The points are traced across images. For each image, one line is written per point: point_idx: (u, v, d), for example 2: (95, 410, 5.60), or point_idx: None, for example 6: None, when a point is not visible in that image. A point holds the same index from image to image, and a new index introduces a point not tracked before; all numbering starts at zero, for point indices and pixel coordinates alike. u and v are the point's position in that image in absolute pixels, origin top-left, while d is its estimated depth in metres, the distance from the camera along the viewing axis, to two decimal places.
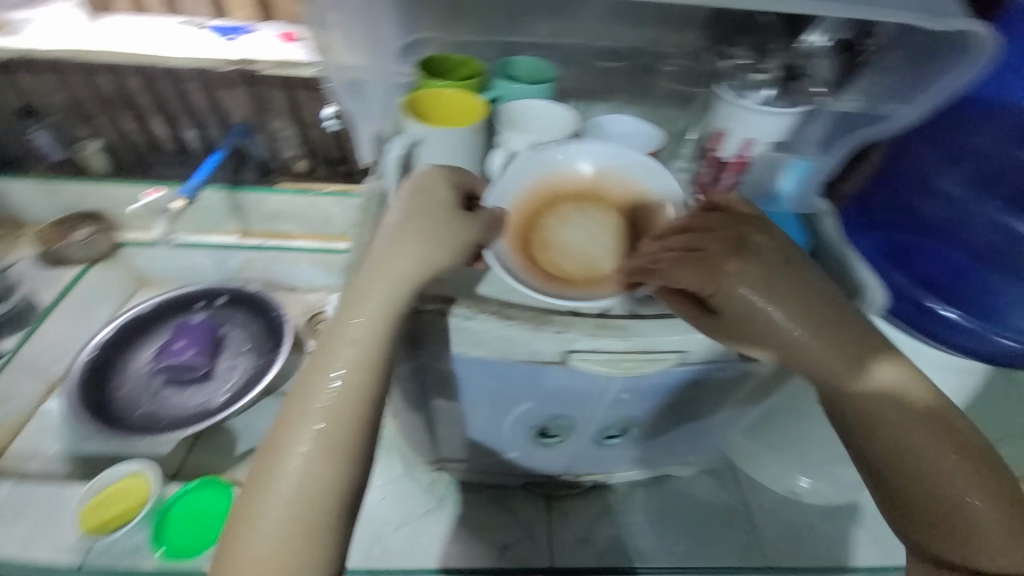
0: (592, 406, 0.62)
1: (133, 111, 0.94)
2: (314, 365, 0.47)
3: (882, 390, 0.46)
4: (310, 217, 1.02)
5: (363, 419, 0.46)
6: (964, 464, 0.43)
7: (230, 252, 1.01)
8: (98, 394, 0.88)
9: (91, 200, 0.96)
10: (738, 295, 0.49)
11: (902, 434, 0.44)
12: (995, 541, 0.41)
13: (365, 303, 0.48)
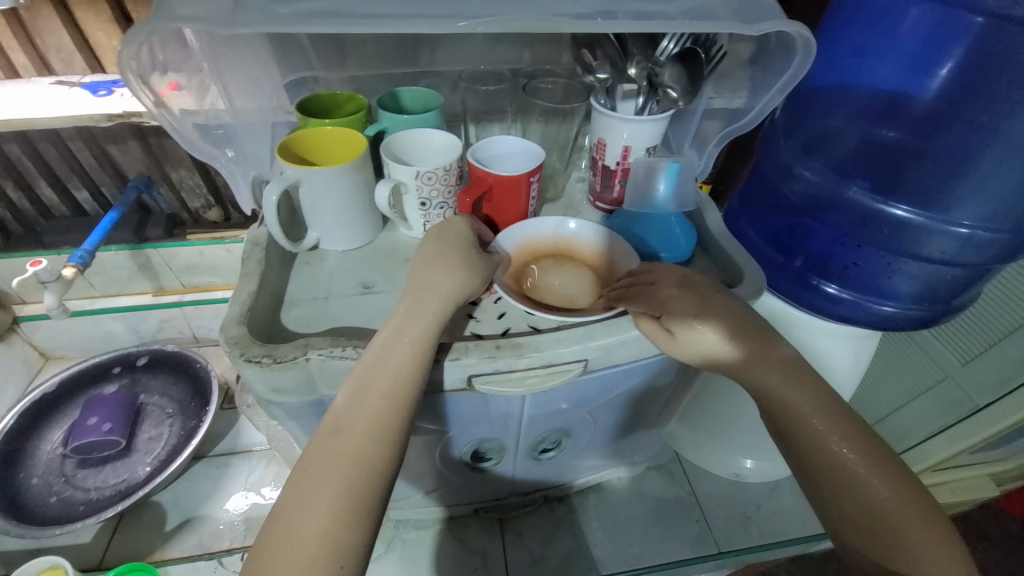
0: (514, 427, 0.64)
1: (17, 180, 0.96)
2: (348, 408, 0.48)
3: (823, 410, 0.51)
4: (226, 267, 1.11)
5: (365, 472, 0.45)
6: (893, 474, 0.48)
7: (144, 313, 1.12)
8: (7, 486, 0.89)
9: None
10: (686, 314, 0.54)
11: (822, 442, 0.50)
12: (925, 545, 0.45)
13: (400, 339, 0.50)
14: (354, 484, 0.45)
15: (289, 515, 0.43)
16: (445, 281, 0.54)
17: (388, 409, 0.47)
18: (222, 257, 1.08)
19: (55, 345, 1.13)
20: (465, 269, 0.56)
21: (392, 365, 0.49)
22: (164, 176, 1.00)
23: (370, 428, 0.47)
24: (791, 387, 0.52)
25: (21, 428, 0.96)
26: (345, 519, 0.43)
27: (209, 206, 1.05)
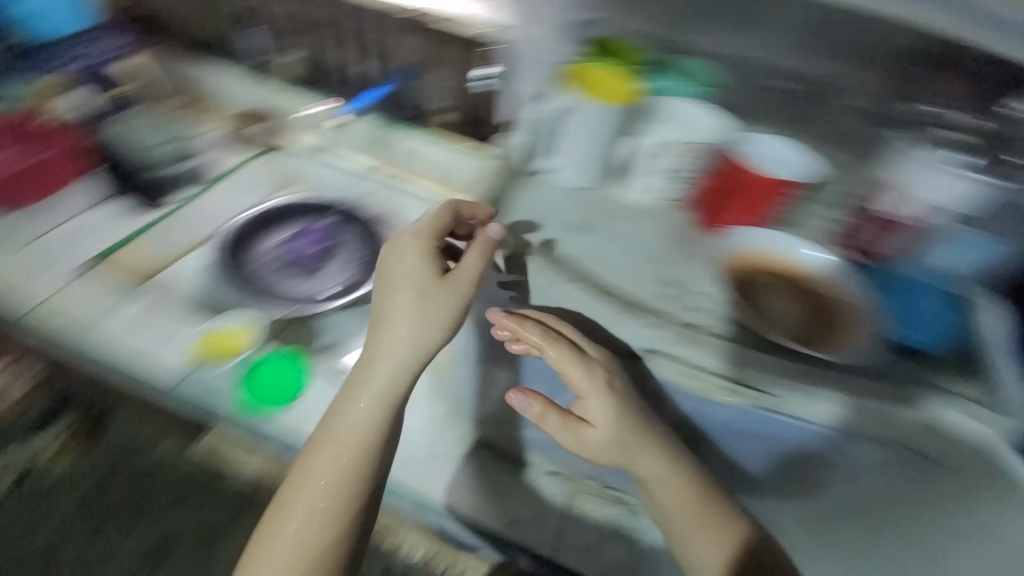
0: (647, 415, 0.70)
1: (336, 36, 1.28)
2: (315, 468, 0.70)
3: (703, 512, 0.72)
4: (440, 165, 1.31)
5: (346, 477, 0.69)
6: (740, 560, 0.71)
7: (362, 179, 1.31)
8: (240, 260, 1.18)
9: (285, 102, 1.37)
10: (599, 413, 0.69)
11: (684, 521, 0.72)
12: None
13: (384, 345, 0.72)
14: (329, 476, 0.69)
15: (267, 566, 0.67)
16: (406, 300, 0.70)
17: (359, 450, 0.70)
18: (439, 152, 1.30)
19: None
20: (410, 305, 0.70)
21: (359, 411, 0.71)
22: (423, 76, 1.27)
23: (353, 446, 0.70)
24: (683, 492, 0.72)
25: (260, 222, 1.24)
26: (324, 505, 0.69)
27: (448, 111, 1.31)
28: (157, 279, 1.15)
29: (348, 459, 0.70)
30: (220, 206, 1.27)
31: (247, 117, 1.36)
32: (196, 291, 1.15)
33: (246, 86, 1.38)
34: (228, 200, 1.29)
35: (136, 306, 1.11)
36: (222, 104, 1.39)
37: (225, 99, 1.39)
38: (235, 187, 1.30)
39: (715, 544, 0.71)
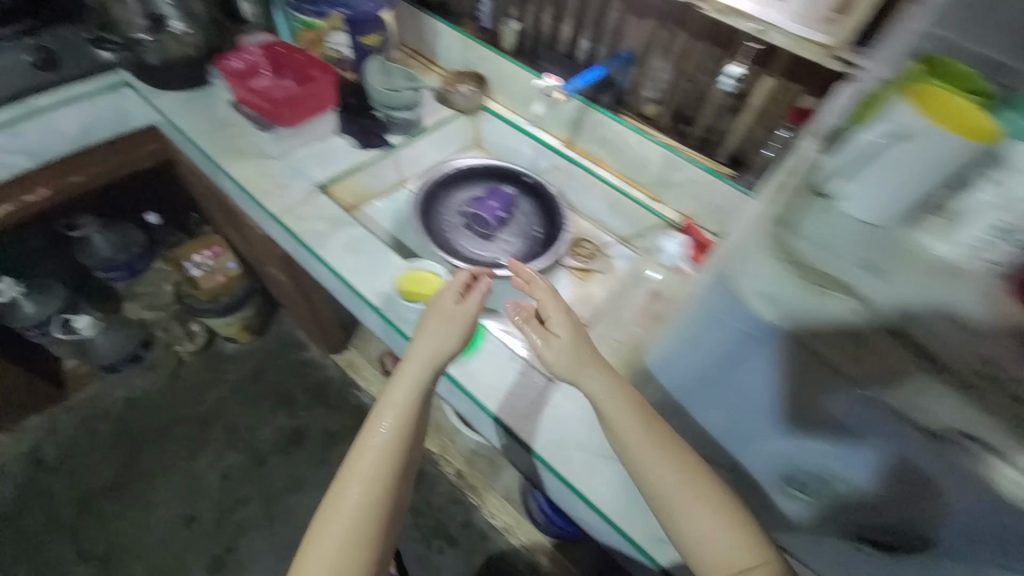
0: (891, 499, 0.60)
1: (557, 11, 1.28)
2: (367, 441, 0.83)
3: (690, 485, 0.70)
4: (629, 157, 1.30)
5: (393, 452, 0.83)
6: (742, 547, 0.67)
7: (549, 154, 1.41)
8: (430, 209, 1.29)
9: (491, 68, 1.43)
10: (630, 430, 0.74)
11: (698, 513, 0.69)
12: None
13: (423, 347, 0.90)
14: (375, 464, 0.81)
15: (326, 532, 0.76)
16: (431, 321, 0.92)
17: (405, 415, 0.85)
18: (634, 145, 1.26)
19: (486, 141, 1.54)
20: (435, 317, 0.92)
21: (400, 392, 0.87)
22: (641, 62, 1.22)
23: (399, 426, 0.84)
24: (625, 420, 0.74)
25: (457, 177, 1.33)
26: (377, 472, 0.81)
27: (654, 103, 1.26)
28: (358, 213, 1.30)
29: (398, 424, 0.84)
30: (424, 156, 1.40)
31: (455, 77, 1.47)
32: (389, 227, 1.30)
33: (460, 48, 1.46)
34: (429, 153, 1.41)
35: (351, 230, 1.10)
36: (440, 66, 1.55)
37: (444, 60, 1.53)
38: (438, 141, 1.42)
39: (710, 524, 0.68)
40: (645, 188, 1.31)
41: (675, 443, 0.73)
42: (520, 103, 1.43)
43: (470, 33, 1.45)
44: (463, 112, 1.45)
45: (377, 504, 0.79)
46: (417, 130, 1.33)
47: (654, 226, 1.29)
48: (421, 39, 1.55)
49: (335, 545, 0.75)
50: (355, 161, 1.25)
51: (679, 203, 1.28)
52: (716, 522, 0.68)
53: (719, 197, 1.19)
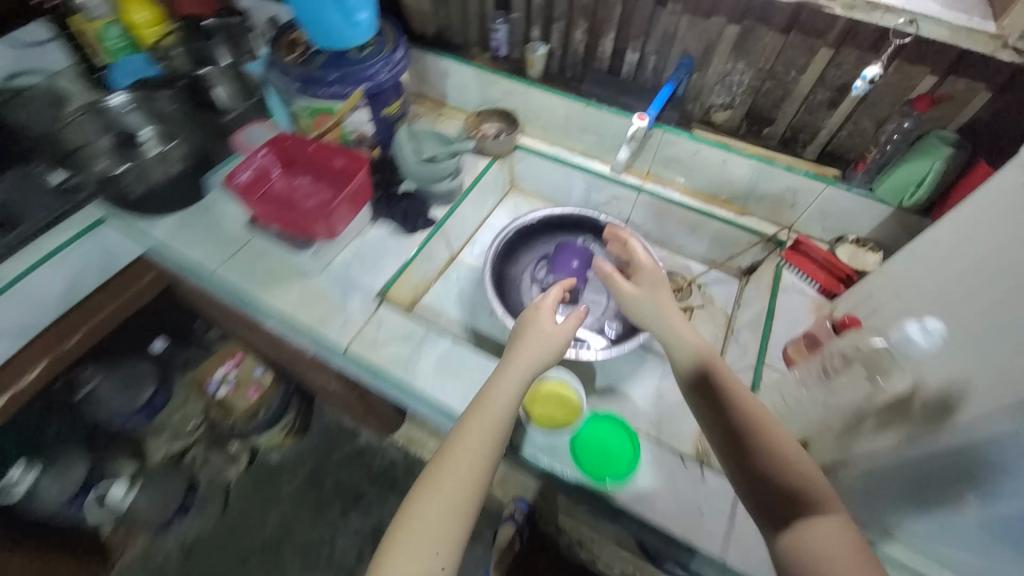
0: None
1: (592, 23, 1.09)
2: (472, 425, 0.73)
3: (767, 420, 0.69)
4: (709, 172, 1.12)
5: (484, 449, 0.72)
6: (812, 484, 0.64)
7: (606, 184, 1.24)
8: (501, 286, 1.10)
9: (519, 100, 1.24)
10: (743, 400, 0.71)
11: (793, 492, 0.63)
12: (816, 535, 0.59)
13: (528, 353, 0.81)
14: (472, 449, 0.71)
15: (426, 506, 0.67)
16: (539, 328, 0.86)
17: (499, 418, 0.74)
18: (714, 161, 1.10)
19: (524, 180, 1.35)
20: (542, 330, 0.85)
21: (500, 397, 0.76)
22: (706, 66, 1.05)
23: (493, 422, 0.74)
24: (728, 382, 0.73)
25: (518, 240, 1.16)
26: (469, 474, 0.70)
27: (727, 108, 1.09)
28: (417, 306, 1.12)
29: (493, 417, 0.74)
30: (467, 219, 1.22)
31: (477, 118, 1.29)
32: (457, 314, 1.12)
33: (476, 85, 1.27)
34: (472, 214, 1.23)
35: (435, 346, 0.92)
36: (454, 107, 1.36)
37: (457, 100, 1.34)
38: (478, 198, 1.23)
39: (788, 462, 0.65)
40: (729, 206, 1.16)
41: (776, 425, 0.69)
42: (560, 134, 1.25)
43: (485, 65, 1.25)
44: (499, 157, 1.27)
45: (457, 509, 0.68)
46: (460, 195, 1.13)
47: (748, 244, 1.16)
48: (425, 81, 1.34)
49: (431, 524, 0.66)
50: (404, 253, 1.06)
51: (773, 214, 1.13)
52: (788, 456, 0.65)
53: (826, 203, 1.05)
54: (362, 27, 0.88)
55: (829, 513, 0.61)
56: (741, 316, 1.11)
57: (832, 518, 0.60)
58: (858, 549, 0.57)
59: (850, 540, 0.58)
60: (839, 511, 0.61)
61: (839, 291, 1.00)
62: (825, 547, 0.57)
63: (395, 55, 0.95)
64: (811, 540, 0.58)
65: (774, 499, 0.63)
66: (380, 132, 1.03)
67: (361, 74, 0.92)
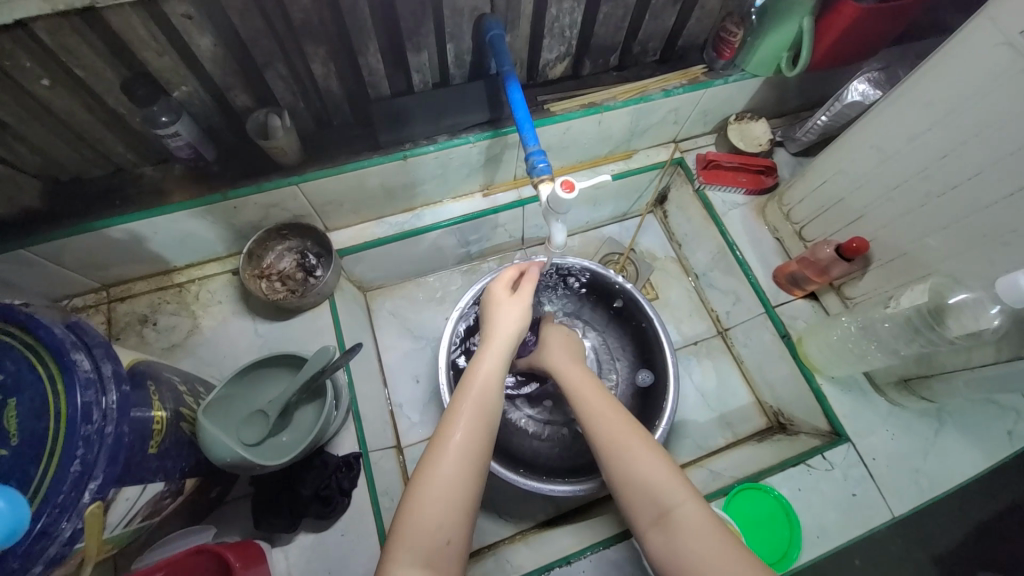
0: None
1: (329, 46, 0.62)
2: (462, 397, 0.55)
3: (616, 428, 0.57)
4: (584, 140, 0.88)
5: (484, 436, 0.53)
6: (666, 478, 0.53)
7: (482, 220, 0.91)
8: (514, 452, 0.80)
9: (297, 200, 0.76)
10: (616, 423, 0.58)
11: (679, 517, 0.50)
12: (686, 538, 0.49)
13: (504, 317, 0.63)
14: (477, 415, 0.54)
15: (429, 494, 0.49)
16: (498, 298, 0.67)
17: (489, 408, 0.55)
18: (587, 129, 0.85)
19: (374, 277, 0.94)
20: (501, 300, 0.66)
21: (492, 362, 0.59)
22: (522, 24, 0.71)
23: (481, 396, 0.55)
24: (602, 410, 0.59)
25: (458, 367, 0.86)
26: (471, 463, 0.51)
27: (563, 59, 0.80)
28: None
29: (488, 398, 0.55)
30: (371, 396, 0.82)
31: (253, 262, 0.79)
32: None
33: (210, 222, 0.73)
34: (368, 384, 0.82)
35: None
36: (198, 260, 0.80)
37: (194, 252, 0.78)
38: (359, 360, 0.82)
39: (638, 468, 0.54)
40: (615, 157, 0.96)
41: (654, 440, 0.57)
42: (383, 202, 0.84)
43: (199, 190, 0.70)
44: (327, 297, 0.81)
45: (462, 512, 0.49)
46: (349, 398, 0.72)
47: (650, 180, 1.01)
48: (113, 264, 0.74)
49: (438, 510, 0.48)
50: (365, 538, 0.67)
51: (658, 137, 0.96)
52: (641, 461, 0.54)
53: (706, 104, 0.91)
54: (7, 521, 0.36)
55: (688, 507, 0.50)
56: (694, 257, 1.01)
57: (692, 510, 0.50)
58: (717, 528, 0.49)
59: (717, 529, 0.49)
60: (697, 497, 0.52)
61: (768, 183, 0.94)
62: (691, 550, 0.48)
63: (84, 383, 0.42)
64: (679, 546, 0.49)
65: (638, 508, 0.53)
66: (179, 463, 0.54)
67: (65, 488, 0.39)
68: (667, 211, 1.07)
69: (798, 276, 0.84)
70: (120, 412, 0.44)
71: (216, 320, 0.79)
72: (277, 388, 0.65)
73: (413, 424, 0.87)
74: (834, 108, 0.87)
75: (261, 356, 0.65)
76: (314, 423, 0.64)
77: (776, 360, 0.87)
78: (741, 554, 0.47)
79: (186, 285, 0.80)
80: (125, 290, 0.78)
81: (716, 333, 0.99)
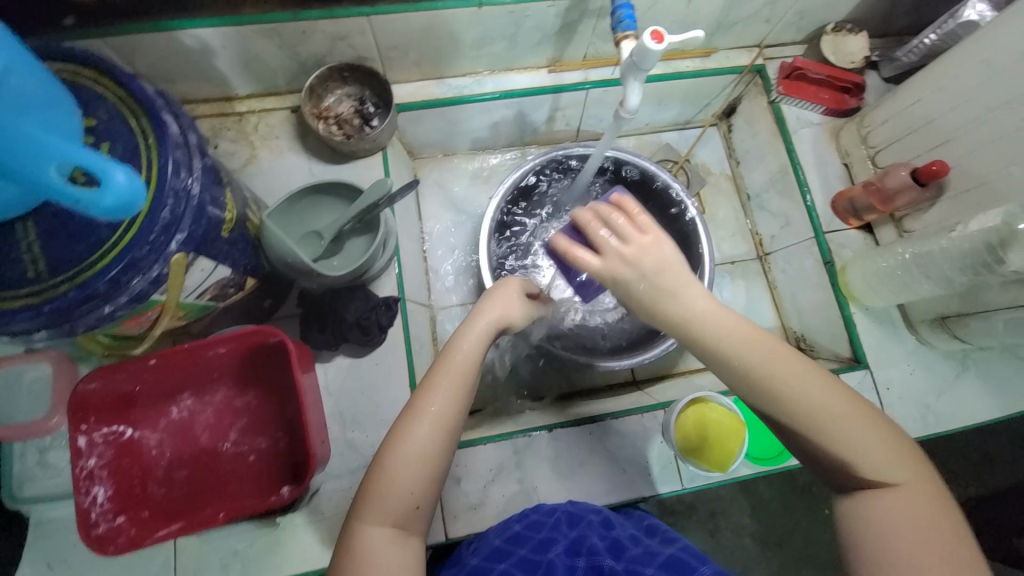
0: None
1: None
2: (442, 375, 0.52)
3: (808, 384, 0.46)
4: (667, 23, 0.82)
5: (459, 414, 0.50)
6: (877, 458, 0.44)
7: (542, 98, 0.88)
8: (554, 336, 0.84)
9: (364, 38, 0.74)
10: (795, 385, 0.46)
11: (883, 502, 0.44)
12: (892, 526, 0.43)
13: (497, 303, 0.58)
14: (444, 402, 0.50)
15: (392, 476, 0.47)
16: (506, 285, 0.62)
17: (464, 391, 0.51)
18: (674, 9, 0.78)
19: (425, 144, 0.93)
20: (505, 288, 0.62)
21: (472, 342, 0.54)
22: None
23: (458, 383, 0.51)
24: (791, 367, 0.46)
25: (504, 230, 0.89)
26: (442, 445, 0.49)
27: None
28: None
29: (461, 390, 0.51)
30: (411, 254, 0.84)
31: (314, 100, 0.79)
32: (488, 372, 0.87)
33: (277, 45, 0.72)
34: (409, 242, 0.85)
35: (535, 452, 0.71)
36: (259, 91, 0.80)
37: (258, 80, 0.78)
38: (404, 217, 0.84)
39: (839, 438, 0.45)
40: (693, 53, 0.89)
41: (860, 407, 0.46)
42: (448, 59, 0.81)
43: (270, 6, 0.68)
44: (381, 149, 0.82)
45: (431, 483, 0.49)
46: (395, 244, 0.75)
47: (724, 86, 0.95)
48: (179, 76, 0.74)
49: (408, 484, 0.47)
50: (396, 371, 0.72)
51: (743, 36, 0.88)
52: (848, 439, 0.45)
53: (808, 2, 0.82)
54: (123, 195, 0.37)
55: (899, 491, 0.44)
56: (750, 177, 0.98)
57: (901, 498, 0.43)
58: (936, 517, 0.42)
59: (932, 519, 0.42)
60: (908, 474, 0.44)
61: (851, 105, 0.87)
62: (900, 537, 0.42)
63: (173, 143, 0.44)
64: (882, 530, 0.43)
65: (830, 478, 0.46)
66: (244, 257, 0.58)
67: (157, 229, 0.43)
68: (732, 126, 1.01)
69: (858, 203, 0.81)
70: (203, 180, 0.46)
71: (272, 154, 0.80)
72: (330, 214, 0.67)
73: (445, 290, 0.91)
74: (945, 27, 0.79)
75: (315, 181, 0.66)
76: (364, 253, 0.67)
77: (813, 287, 0.86)
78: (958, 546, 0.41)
79: (246, 115, 0.81)
80: (188, 109, 0.79)
81: (755, 256, 0.98)
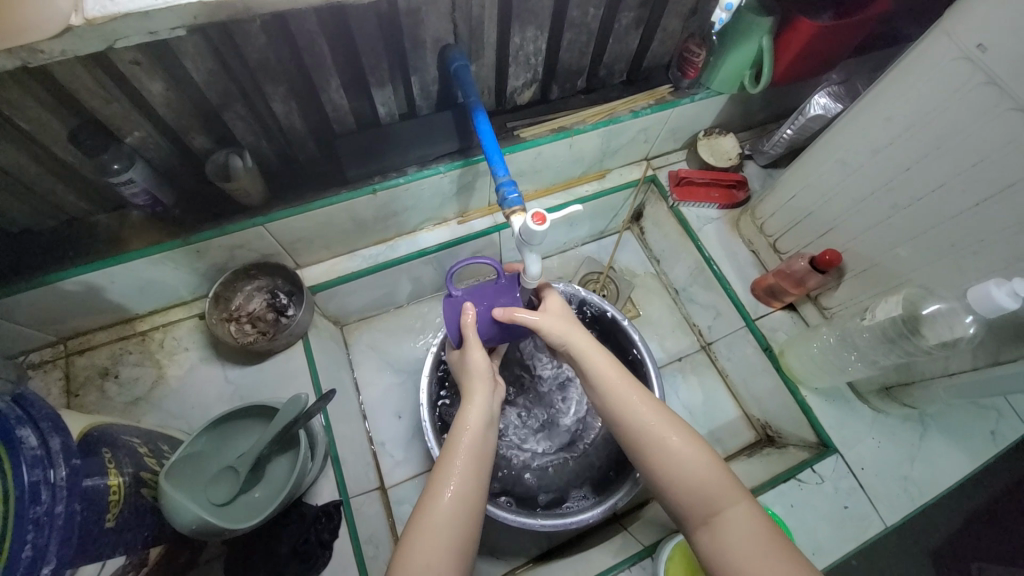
0: None
1: (288, 84, 0.61)
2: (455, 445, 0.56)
3: (647, 416, 0.56)
4: (556, 164, 0.87)
5: (477, 473, 0.55)
6: (715, 481, 0.51)
7: (456, 247, 0.90)
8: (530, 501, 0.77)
9: (264, 240, 0.73)
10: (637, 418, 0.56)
11: (718, 512, 0.49)
12: (732, 540, 0.47)
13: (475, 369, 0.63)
14: (461, 471, 0.54)
15: (420, 545, 0.49)
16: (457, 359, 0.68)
17: (474, 447, 0.56)
18: (559, 152, 0.84)
19: (351, 312, 0.92)
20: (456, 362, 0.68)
21: (473, 408, 0.60)
22: (486, 53, 0.70)
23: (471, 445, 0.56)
24: (634, 403, 0.57)
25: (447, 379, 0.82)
26: (465, 495, 0.53)
27: (530, 84, 0.79)
28: None
29: (473, 446, 0.56)
30: (351, 438, 0.79)
31: (221, 305, 0.76)
32: None
33: (173, 267, 0.70)
34: (347, 426, 0.79)
35: None
36: (162, 306, 0.77)
37: (159, 298, 0.75)
38: (337, 400, 0.79)
39: (680, 463, 0.52)
40: (588, 179, 0.96)
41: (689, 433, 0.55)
42: (356, 235, 0.82)
43: (159, 235, 0.67)
44: (301, 336, 0.79)
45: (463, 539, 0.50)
46: (326, 443, 0.69)
47: (625, 199, 1.01)
48: (69, 317, 0.70)
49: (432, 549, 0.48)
50: None
51: (629, 156, 0.96)
52: (687, 462, 0.52)
53: (676, 122, 0.91)
54: None
55: (737, 507, 0.49)
56: (673, 272, 1.02)
57: (738, 513, 0.49)
58: (766, 529, 0.47)
59: (769, 530, 0.47)
60: (742, 495, 0.50)
61: (740, 198, 0.94)
62: (740, 550, 0.46)
63: (30, 462, 0.40)
64: (725, 545, 0.48)
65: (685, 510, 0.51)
66: (139, 534, 0.50)
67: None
68: (643, 228, 1.07)
69: (776, 288, 0.84)
70: (70, 488, 0.41)
71: (184, 367, 0.75)
72: (248, 439, 0.62)
73: (396, 464, 0.84)
74: (798, 122, 0.87)
75: (229, 408, 0.62)
76: (288, 477, 0.60)
77: (760, 373, 0.87)
78: (791, 549, 0.46)
79: (150, 333, 0.77)
80: (83, 342, 0.74)
81: (699, 348, 0.99)
